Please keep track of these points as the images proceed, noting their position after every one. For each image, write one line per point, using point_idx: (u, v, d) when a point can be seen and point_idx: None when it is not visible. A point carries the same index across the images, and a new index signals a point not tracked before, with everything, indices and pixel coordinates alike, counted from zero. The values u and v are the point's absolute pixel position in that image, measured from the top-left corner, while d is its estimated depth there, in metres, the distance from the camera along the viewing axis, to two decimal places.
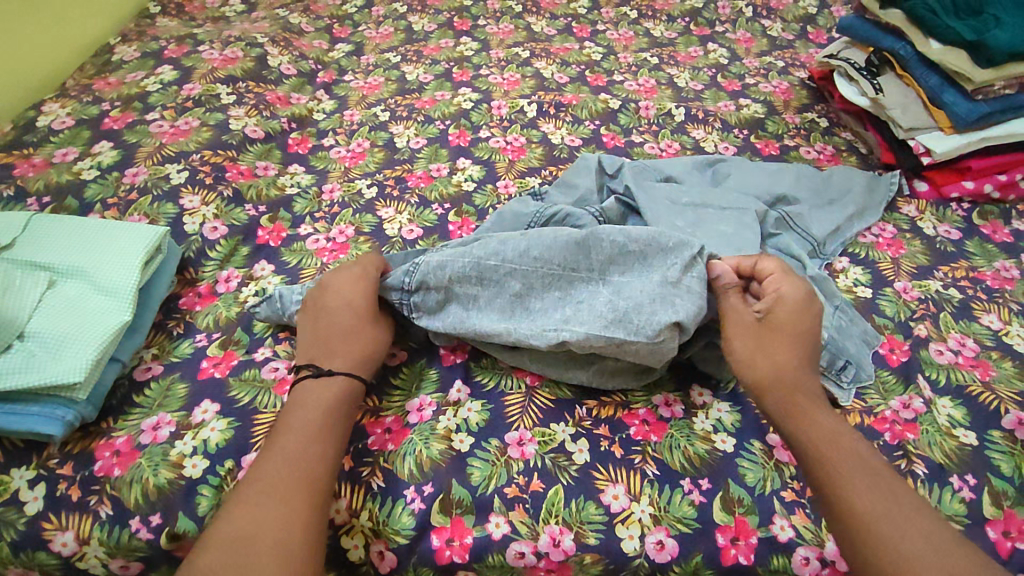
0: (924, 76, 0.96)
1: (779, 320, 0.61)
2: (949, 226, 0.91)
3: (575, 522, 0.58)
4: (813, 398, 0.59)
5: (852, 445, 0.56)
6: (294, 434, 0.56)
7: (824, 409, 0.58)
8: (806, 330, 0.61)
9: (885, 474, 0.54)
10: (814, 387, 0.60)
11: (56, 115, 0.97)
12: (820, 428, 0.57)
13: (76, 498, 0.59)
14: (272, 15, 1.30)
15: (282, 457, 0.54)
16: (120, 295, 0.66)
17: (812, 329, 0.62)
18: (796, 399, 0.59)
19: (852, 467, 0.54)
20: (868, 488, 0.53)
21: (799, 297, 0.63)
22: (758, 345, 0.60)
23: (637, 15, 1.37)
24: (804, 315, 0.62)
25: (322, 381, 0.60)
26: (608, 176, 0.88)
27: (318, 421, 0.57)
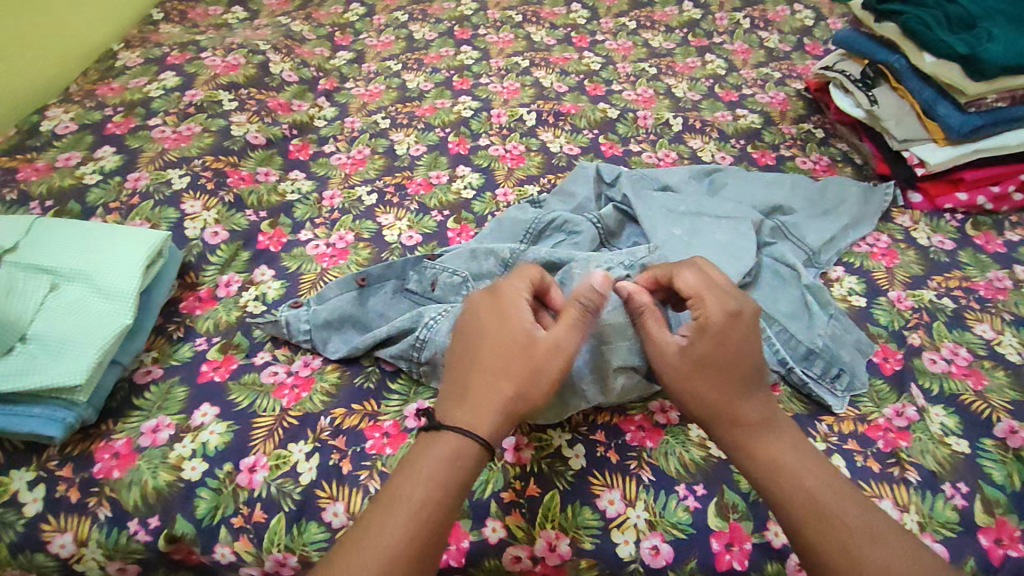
0: (917, 89, 0.97)
1: (703, 353, 0.56)
2: (943, 236, 0.92)
3: (571, 527, 0.58)
4: (757, 428, 0.55)
5: (806, 476, 0.53)
6: (406, 515, 0.50)
7: (768, 439, 0.55)
8: (735, 355, 0.56)
9: (841, 502, 0.52)
10: (760, 411, 0.56)
11: (60, 120, 0.98)
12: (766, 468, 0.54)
13: (75, 499, 0.59)
14: (275, 23, 1.31)
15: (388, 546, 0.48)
16: (121, 298, 0.67)
17: (744, 349, 0.56)
18: (739, 436, 0.55)
19: (809, 505, 0.52)
20: (829, 528, 0.51)
21: (717, 318, 0.56)
22: (688, 387, 0.56)
23: (635, 26, 1.38)
24: (728, 338, 0.56)
25: (452, 460, 0.52)
26: (606, 185, 0.89)
27: (451, 497, 0.51)
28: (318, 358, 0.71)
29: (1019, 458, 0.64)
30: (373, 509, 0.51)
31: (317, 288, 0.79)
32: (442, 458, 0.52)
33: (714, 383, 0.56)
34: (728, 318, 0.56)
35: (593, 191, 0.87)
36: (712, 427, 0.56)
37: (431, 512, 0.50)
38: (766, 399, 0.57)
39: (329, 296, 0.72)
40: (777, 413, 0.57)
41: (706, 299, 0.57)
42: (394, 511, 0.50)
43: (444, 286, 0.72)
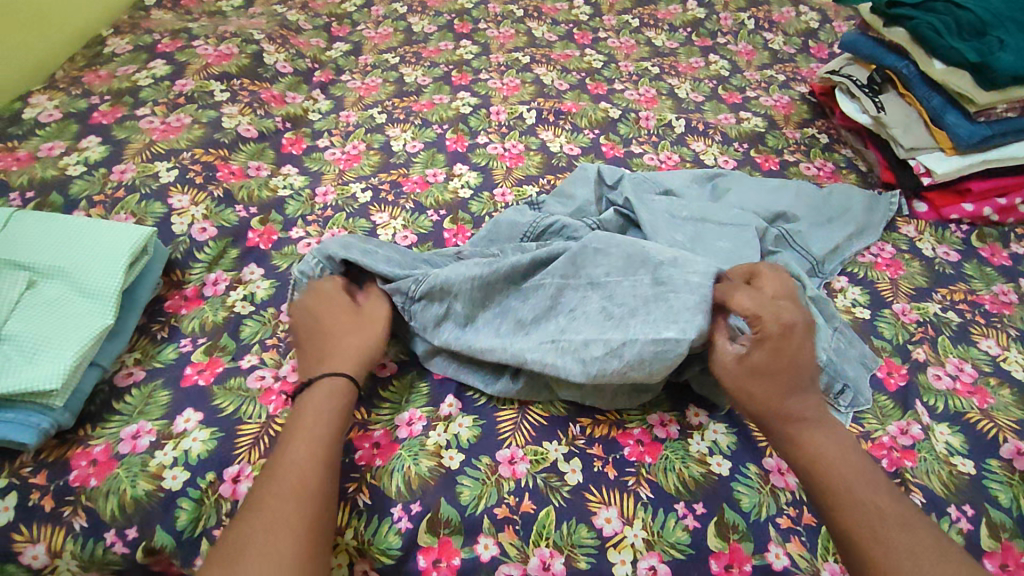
0: (926, 96, 0.95)
1: (764, 366, 0.57)
2: (948, 248, 0.90)
3: (566, 545, 0.56)
4: (816, 432, 0.56)
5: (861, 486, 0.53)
6: (302, 436, 0.55)
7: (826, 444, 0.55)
8: (805, 363, 0.57)
9: (897, 509, 0.52)
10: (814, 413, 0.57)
11: (43, 107, 0.94)
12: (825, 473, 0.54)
13: (49, 508, 0.56)
14: (270, 12, 1.28)
15: (294, 455, 0.53)
16: (103, 298, 0.64)
17: (807, 360, 0.58)
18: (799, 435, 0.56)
19: (872, 510, 0.52)
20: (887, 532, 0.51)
21: (774, 330, 0.57)
22: (746, 389, 0.57)
23: (639, 24, 1.36)
24: (791, 350, 0.57)
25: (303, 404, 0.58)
26: (608, 187, 0.87)
27: (338, 426, 0.57)
28: None
29: None
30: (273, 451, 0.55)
31: None
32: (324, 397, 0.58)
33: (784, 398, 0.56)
34: (781, 330, 0.57)
35: (594, 194, 0.84)
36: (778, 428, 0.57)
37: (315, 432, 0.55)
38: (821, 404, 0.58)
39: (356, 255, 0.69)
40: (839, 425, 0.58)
41: (765, 317, 0.57)
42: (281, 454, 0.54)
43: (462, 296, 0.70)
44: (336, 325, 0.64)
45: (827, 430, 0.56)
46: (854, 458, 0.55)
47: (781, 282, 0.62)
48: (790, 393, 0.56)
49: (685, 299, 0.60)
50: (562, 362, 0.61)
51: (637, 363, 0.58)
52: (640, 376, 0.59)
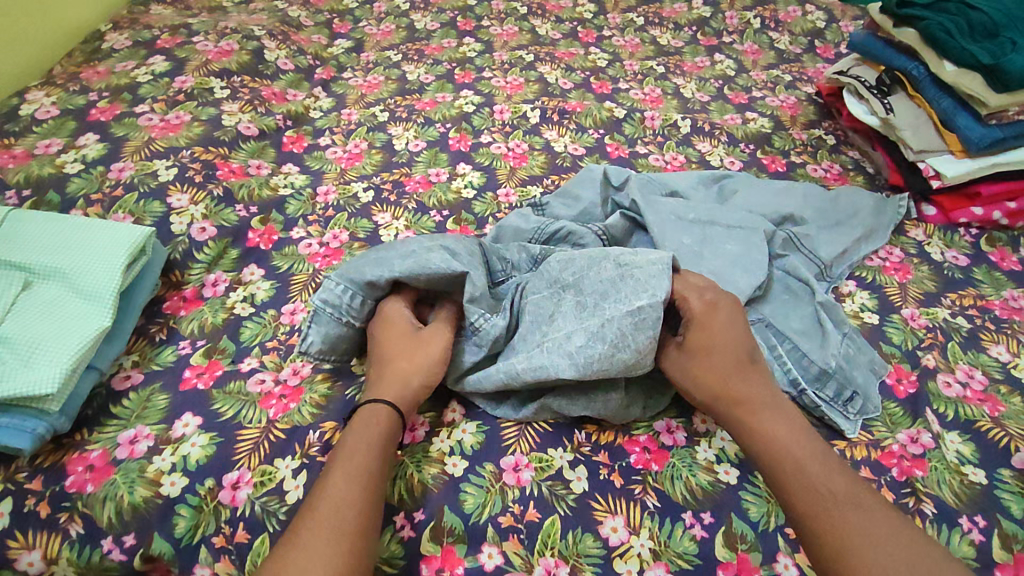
0: (936, 98, 0.94)
1: (696, 344, 0.60)
2: (957, 252, 0.89)
3: (571, 555, 0.55)
4: (753, 405, 0.58)
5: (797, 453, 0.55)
6: (344, 467, 0.53)
7: (761, 417, 0.57)
8: (735, 338, 0.61)
9: (829, 473, 0.53)
10: (752, 388, 0.59)
11: (41, 104, 0.93)
12: (762, 443, 0.56)
13: (45, 514, 0.55)
14: (271, 8, 1.26)
15: (341, 490, 0.51)
16: (101, 300, 0.63)
17: (736, 335, 0.61)
18: (739, 410, 0.58)
19: (806, 474, 0.53)
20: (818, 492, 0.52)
21: (697, 309, 0.62)
22: (685, 370, 0.60)
23: (644, 22, 1.34)
24: (717, 325, 0.61)
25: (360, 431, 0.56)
26: (614, 190, 0.85)
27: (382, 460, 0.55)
28: (309, 366, 0.67)
29: None
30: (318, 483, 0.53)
31: (310, 290, 0.75)
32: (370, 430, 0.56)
33: (722, 373, 0.59)
34: (707, 308, 0.62)
35: (601, 196, 0.84)
36: (715, 405, 0.59)
37: (362, 478, 0.53)
38: (761, 381, 0.60)
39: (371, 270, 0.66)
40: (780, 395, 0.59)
41: (691, 295, 0.62)
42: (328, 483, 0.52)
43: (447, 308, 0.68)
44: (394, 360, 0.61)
45: (768, 400, 0.58)
46: (788, 429, 0.56)
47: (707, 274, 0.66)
48: (723, 368, 0.59)
49: (647, 271, 0.61)
50: (551, 358, 0.59)
51: (620, 340, 0.57)
52: (629, 357, 0.57)
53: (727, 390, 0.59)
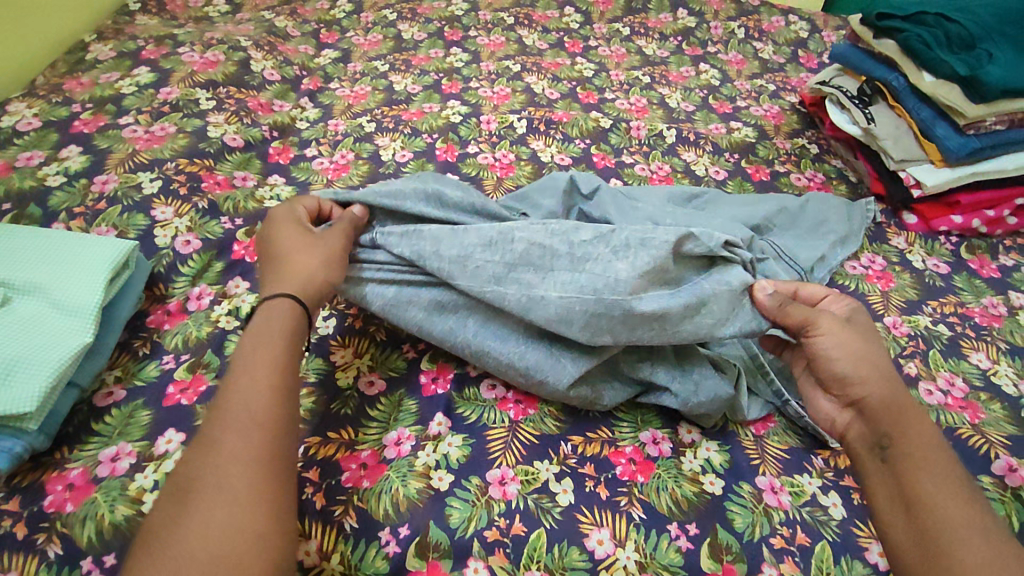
0: (916, 108, 0.95)
1: (858, 340, 0.59)
2: (938, 260, 0.90)
3: (557, 568, 0.55)
4: (919, 418, 0.56)
5: (951, 471, 0.53)
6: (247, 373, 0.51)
7: (923, 428, 0.56)
8: (882, 352, 0.60)
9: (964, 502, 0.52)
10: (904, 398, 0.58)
11: (22, 116, 0.92)
12: (924, 451, 0.54)
13: (22, 536, 0.54)
14: (257, 18, 1.26)
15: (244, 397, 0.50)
16: (81, 316, 0.62)
17: (881, 351, 0.61)
18: (895, 411, 0.56)
19: (963, 492, 0.52)
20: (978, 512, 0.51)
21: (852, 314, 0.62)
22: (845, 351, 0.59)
23: (629, 32, 1.36)
24: (875, 343, 0.60)
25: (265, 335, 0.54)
26: (582, 197, 0.83)
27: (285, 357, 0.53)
28: None
29: (1017, 497, 0.63)
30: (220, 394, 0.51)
31: None
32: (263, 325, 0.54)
33: (877, 374, 0.57)
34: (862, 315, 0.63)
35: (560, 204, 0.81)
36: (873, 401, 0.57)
37: (268, 380, 0.51)
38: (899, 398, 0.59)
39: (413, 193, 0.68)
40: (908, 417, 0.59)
41: (842, 303, 0.63)
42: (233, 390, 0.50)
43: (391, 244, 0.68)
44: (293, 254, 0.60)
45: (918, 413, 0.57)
46: (935, 445, 0.55)
47: None
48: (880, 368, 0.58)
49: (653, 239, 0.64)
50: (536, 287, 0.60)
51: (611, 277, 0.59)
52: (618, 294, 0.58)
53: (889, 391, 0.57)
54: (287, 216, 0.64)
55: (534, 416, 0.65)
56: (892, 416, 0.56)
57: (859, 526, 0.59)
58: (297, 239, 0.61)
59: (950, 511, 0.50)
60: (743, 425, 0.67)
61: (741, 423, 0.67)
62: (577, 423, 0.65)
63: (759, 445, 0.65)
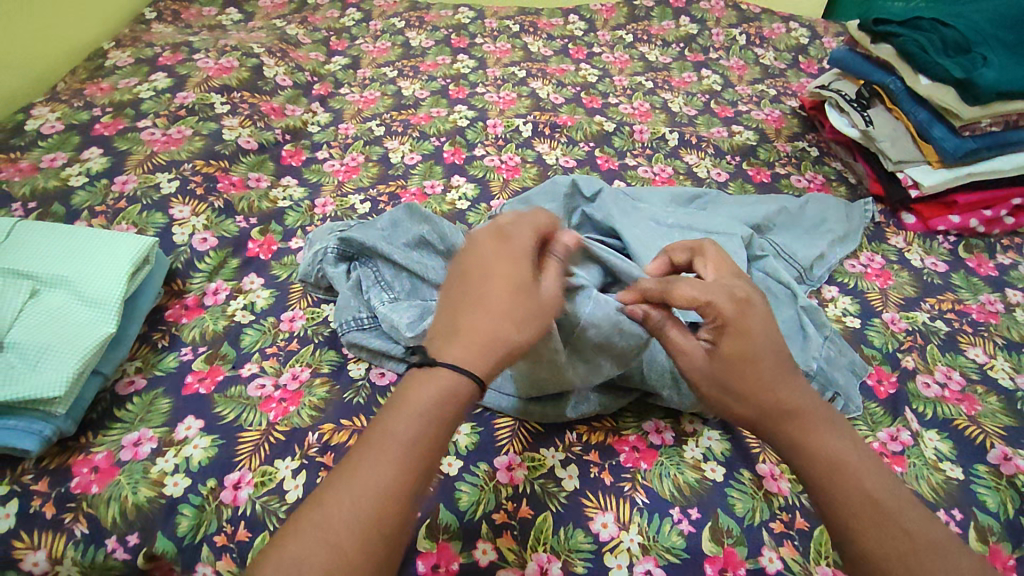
0: (913, 111, 0.97)
1: (730, 352, 0.54)
2: (936, 258, 0.92)
3: (563, 550, 0.56)
4: (811, 420, 0.53)
5: (857, 472, 0.50)
6: (400, 435, 0.45)
7: (822, 433, 0.52)
8: (766, 346, 0.54)
9: (902, 507, 0.48)
10: (801, 402, 0.54)
11: (45, 119, 0.95)
12: (817, 459, 0.51)
13: (50, 515, 0.56)
14: (270, 26, 1.30)
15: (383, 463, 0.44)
16: (106, 307, 0.65)
17: (773, 338, 0.54)
18: (797, 429, 0.53)
19: (864, 497, 0.49)
20: (881, 509, 0.48)
21: (730, 310, 0.55)
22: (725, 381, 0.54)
23: (632, 39, 1.39)
24: (755, 339, 0.54)
25: (441, 401, 0.47)
26: (585, 199, 0.84)
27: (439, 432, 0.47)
28: (307, 371, 0.69)
29: (1012, 485, 0.64)
30: (360, 456, 0.45)
31: (308, 297, 0.77)
32: (433, 398, 0.47)
33: (754, 388, 0.53)
34: (739, 304, 0.55)
35: (563, 208, 0.83)
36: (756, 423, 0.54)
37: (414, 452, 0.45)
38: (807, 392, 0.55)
39: (407, 230, 0.75)
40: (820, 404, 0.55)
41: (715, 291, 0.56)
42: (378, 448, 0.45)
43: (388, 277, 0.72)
44: (494, 296, 0.52)
45: (822, 418, 0.54)
46: (844, 451, 0.51)
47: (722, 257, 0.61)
48: (763, 382, 0.53)
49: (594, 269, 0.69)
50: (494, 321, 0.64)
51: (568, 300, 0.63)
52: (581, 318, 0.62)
53: (778, 408, 0.53)
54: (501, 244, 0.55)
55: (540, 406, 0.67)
56: (791, 438, 0.52)
57: None
58: (504, 282, 0.53)
59: (851, 522, 0.48)
60: None
61: None
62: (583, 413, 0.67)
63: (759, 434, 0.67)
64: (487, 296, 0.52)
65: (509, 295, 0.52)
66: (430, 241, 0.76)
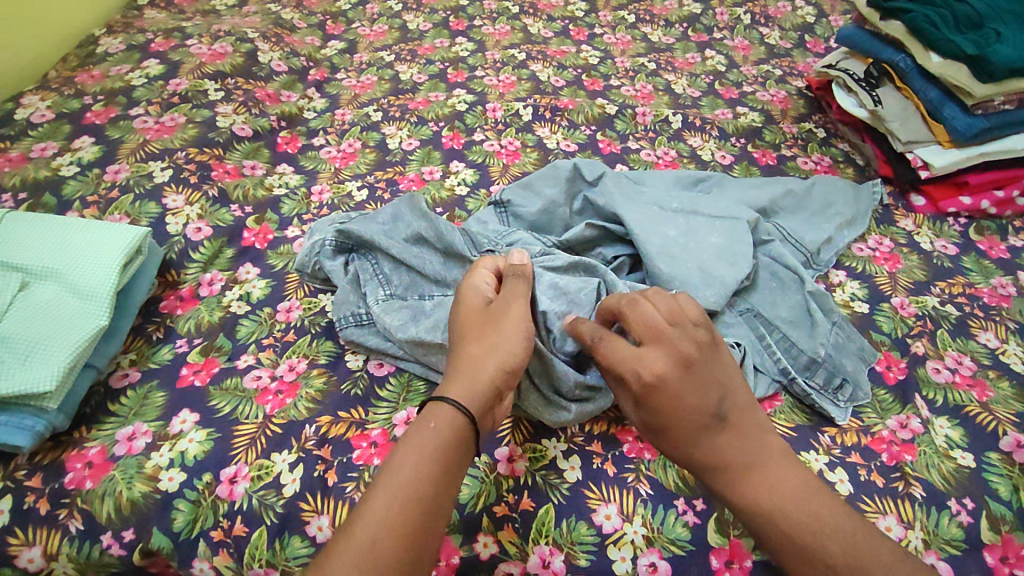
0: (923, 89, 0.95)
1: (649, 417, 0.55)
2: (946, 241, 0.90)
3: (566, 542, 0.56)
4: (734, 472, 0.53)
5: (786, 519, 0.51)
6: (407, 463, 0.50)
7: (746, 485, 0.53)
8: (678, 418, 0.54)
9: (832, 547, 0.49)
10: (727, 456, 0.53)
11: (36, 108, 0.94)
12: (745, 518, 0.52)
13: (45, 511, 0.56)
14: (264, 10, 1.27)
15: (395, 488, 0.48)
16: (97, 299, 0.63)
17: (684, 408, 0.54)
18: (722, 487, 0.53)
19: (790, 546, 0.50)
20: (804, 544, 0.49)
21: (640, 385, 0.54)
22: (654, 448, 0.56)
23: (635, 20, 1.35)
24: (662, 403, 0.54)
25: (429, 424, 0.52)
26: (587, 183, 0.83)
27: (434, 464, 0.50)
28: (304, 362, 0.68)
29: None
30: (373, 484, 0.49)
31: (305, 287, 0.76)
32: (426, 433, 0.52)
33: (669, 446, 0.55)
34: (649, 384, 0.54)
35: (564, 194, 0.82)
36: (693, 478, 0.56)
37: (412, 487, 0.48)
38: (735, 439, 0.54)
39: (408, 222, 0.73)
40: (750, 448, 0.54)
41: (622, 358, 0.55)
42: (385, 479, 0.49)
43: (388, 272, 0.71)
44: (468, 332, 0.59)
45: (749, 468, 0.53)
46: (776, 501, 0.51)
47: (651, 310, 0.57)
48: (683, 448, 0.54)
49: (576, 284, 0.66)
50: None
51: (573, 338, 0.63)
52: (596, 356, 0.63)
53: (696, 468, 0.54)
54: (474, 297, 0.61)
55: None
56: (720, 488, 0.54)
57: (867, 501, 0.60)
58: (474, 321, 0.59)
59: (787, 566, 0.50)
60: None
61: None
62: None
63: None
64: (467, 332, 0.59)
65: (478, 322, 0.59)
66: (428, 239, 0.72)
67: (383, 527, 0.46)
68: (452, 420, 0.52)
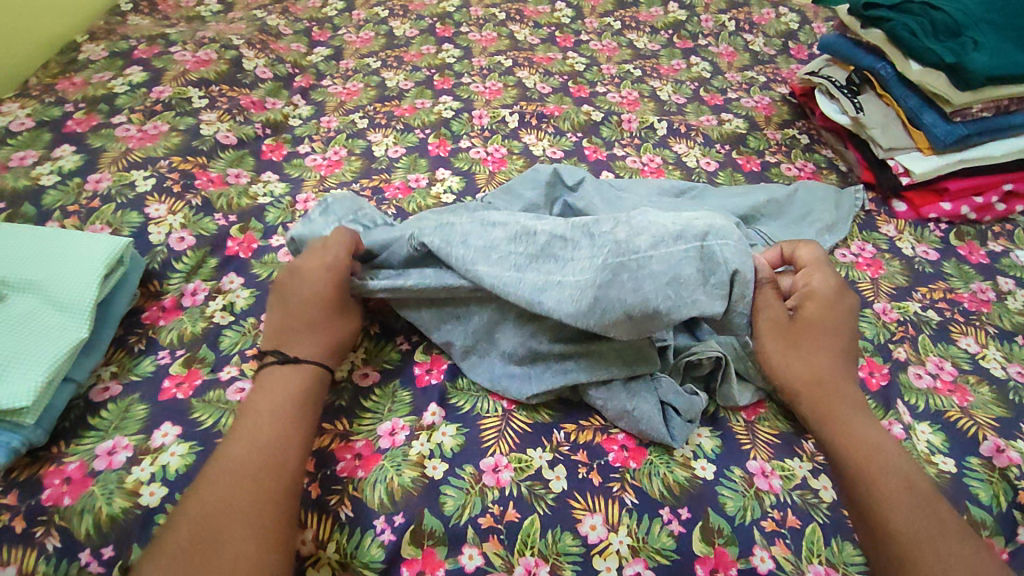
0: (903, 96, 0.97)
1: (809, 320, 0.66)
2: (927, 246, 0.91)
3: (551, 553, 0.56)
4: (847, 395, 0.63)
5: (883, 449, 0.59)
6: (265, 407, 0.58)
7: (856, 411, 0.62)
8: (828, 331, 0.66)
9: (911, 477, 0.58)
10: (843, 386, 0.64)
11: (15, 116, 0.93)
12: (851, 429, 0.60)
13: (20, 529, 0.54)
14: (250, 17, 1.26)
15: (262, 421, 0.56)
16: (77, 311, 0.63)
17: (834, 329, 0.66)
18: (833, 399, 0.62)
19: (881, 460, 0.58)
20: (894, 465, 0.58)
21: (819, 299, 0.67)
22: (785, 346, 0.64)
23: (620, 26, 1.36)
24: (821, 316, 0.66)
25: (291, 374, 0.60)
26: (568, 188, 0.83)
27: (296, 400, 0.59)
28: None
29: (1005, 477, 0.64)
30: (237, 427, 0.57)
31: None
32: (287, 382, 0.60)
33: (802, 347, 0.64)
34: (832, 299, 0.67)
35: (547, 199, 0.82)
36: (801, 388, 0.63)
37: (280, 415, 0.57)
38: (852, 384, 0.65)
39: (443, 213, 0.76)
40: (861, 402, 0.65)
41: (815, 277, 0.68)
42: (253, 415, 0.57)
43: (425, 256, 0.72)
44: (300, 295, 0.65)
45: (855, 401, 0.63)
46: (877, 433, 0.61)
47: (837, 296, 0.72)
48: (817, 356, 0.64)
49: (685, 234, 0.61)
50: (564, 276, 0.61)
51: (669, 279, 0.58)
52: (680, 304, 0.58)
53: (820, 375, 0.63)
54: (316, 258, 0.66)
55: (526, 405, 0.66)
56: (825, 396, 0.62)
57: None
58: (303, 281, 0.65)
59: (873, 473, 0.57)
60: (734, 410, 0.68)
61: (731, 409, 0.67)
62: (570, 412, 0.66)
63: (750, 429, 0.66)
64: (300, 288, 0.65)
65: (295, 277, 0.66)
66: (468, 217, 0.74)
67: (247, 447, 0.55)
68: (302, 367, 0.61)
